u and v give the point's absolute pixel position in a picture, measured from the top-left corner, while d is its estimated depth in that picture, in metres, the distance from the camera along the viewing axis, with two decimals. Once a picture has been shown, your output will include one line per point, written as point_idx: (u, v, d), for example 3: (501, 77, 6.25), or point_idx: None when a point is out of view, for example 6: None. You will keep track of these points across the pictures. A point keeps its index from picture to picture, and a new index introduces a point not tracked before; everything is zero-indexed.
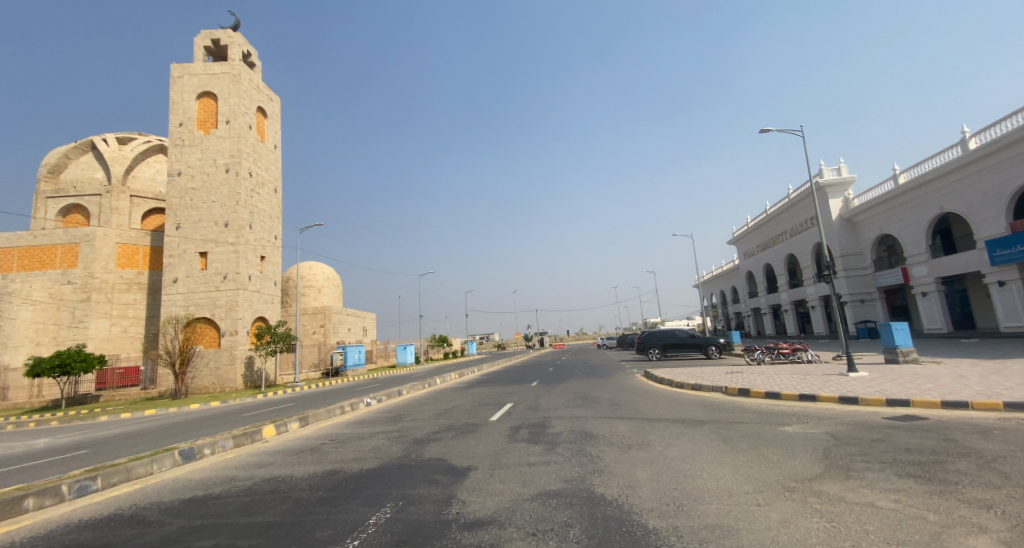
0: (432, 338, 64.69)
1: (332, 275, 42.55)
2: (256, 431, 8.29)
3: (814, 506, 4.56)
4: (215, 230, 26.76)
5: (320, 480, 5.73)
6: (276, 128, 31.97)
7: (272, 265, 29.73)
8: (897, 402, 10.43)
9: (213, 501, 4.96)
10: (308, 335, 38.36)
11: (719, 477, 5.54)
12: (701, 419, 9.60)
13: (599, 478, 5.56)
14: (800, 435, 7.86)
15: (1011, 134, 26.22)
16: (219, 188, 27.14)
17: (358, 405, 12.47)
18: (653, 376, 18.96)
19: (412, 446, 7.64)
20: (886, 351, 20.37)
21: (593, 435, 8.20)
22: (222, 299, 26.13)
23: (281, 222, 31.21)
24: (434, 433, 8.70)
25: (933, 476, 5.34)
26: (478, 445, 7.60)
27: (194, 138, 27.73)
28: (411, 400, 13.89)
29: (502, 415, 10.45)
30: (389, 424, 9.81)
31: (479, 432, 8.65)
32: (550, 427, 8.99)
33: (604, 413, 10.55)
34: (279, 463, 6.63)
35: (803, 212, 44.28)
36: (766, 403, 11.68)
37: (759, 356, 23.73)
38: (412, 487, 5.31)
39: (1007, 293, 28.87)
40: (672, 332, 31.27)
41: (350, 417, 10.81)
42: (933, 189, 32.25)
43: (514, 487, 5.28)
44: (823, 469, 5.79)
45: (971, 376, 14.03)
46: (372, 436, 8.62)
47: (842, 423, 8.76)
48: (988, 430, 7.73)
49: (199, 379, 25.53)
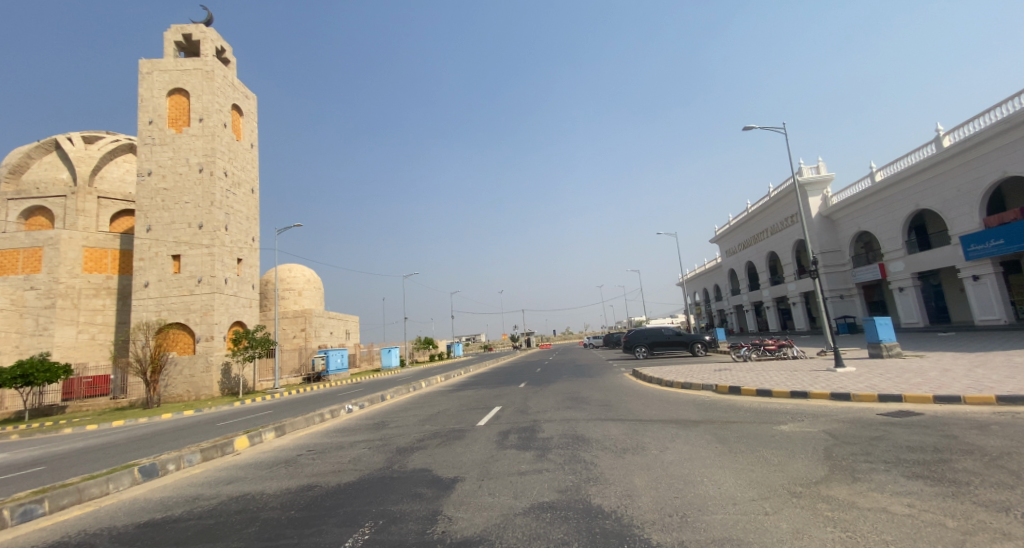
0: (417, 340, 63.98)
1: (312, 278, 41.73)
2: (227, 444, 7.79)
3: (826, 514, 4.26)
4: (188, 232, 25.96)
5: (294, 497, 5.29)
6: (252, 127, 31.15)
7: (249, 268, 28.92)
8: (889, 398, 10.29)
9: (171, 525, 4.52)
10: (288, 340, 37.51)
11: (721, 483, 5.24)
12: (694, 419, 9.34)
13: (595, 488, 5.21)
14: (797, 434, 7.63)
15: (985, 131, 26.63)
16: (192, 188, 26.31)
17: (338, 412, 11.99)
18: (641, 375, 18.77)
19: (395, 456, 7.23)
20: (871, 346, 20.44)
21: (586, 439, 7.88)
22: (197, 304, 25.32)
23: (258, 223, 30.39)
24: (418, 441, 8.31)
25: (944, 477, 5.08)
26: (465, 453, 7.23)
27: (165, 136, 26.85)
28: (394, 405, 13.45)
29: (489, 419, 10.09)
30: (370, 432, 9.35)
31: (466, 439, 8.25)
32: (540, 432, 8.65)
33: (595, 415, 10.26)
34: (250, 478, 6.16)
35: (783, 209, 44.71)
36: (757, 401, 11.48)
37: (745, 353, 23.67)
38: (393, 502, 4.92)
39: (981, 288, 29.33)
40: (658, 331, 31.21)
41: (330, 425, 10.36)
42: (909, 186, 32.68)
43: (504, 500, 4.91)
44: (828, 471, 5.53)
45: (957, 369, 14.02)
46: (353, 445, 8.16)
47: (838, 421, 8.53)
48: (986, 425, 7.57)
49: (173, 387, 24.69)
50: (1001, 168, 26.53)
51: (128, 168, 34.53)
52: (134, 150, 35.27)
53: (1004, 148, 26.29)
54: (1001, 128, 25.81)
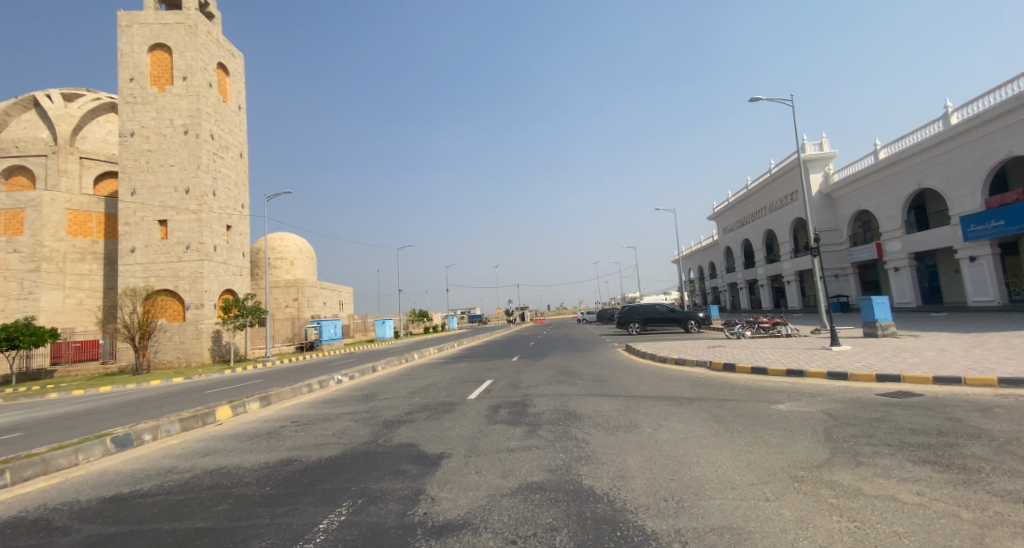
0: (412, 312, 63.89)
1: (305, 247, 41.24)
2: (207, 414, 7.53)
3: (831, 501, 4.04)
4: (175, 196, 25.34)
5: (272, 471, 5.05)
6: (239, 88, 30.18)
7: (239, 235, 28.42)
8: (887, 378, 10.11)
9: (137, 501, 4.26)
10: (280, 309, 37.16)
11: (719, 465, 5.01)
12: (690, 396, 9.13)
13: (587, 468, 4.98)
14: (795, 414, 7.41)
15: (994, 108, 26.07)
16: (178, 150, 25.60)
17: (327, 383, 11.75)
18: (635, 351, 18.67)
19: (382, 429, 6.99)
20: (866, 325, 20.33)
21: (579, 415, 7.64)
22: (185, 270, 24.92)
23: (247, 189, 29.71)
24: (407, 414, 8.08)
25: (951, 463, 4.88)
26: (454, 427, 7.00)
27: (147, 95, 25.92)
28: (385, 377, 13.25)
29: (480, 393, 9.86)
30: (358, 404, 9.11)
31: (455, 413, 8.01)
32: (532, 407, 8.42)
33: (588, 390, 10.05)
34: (228, 450, 5.91)
35: (783, 186, 44.17)
36: (752, 379, 11.30)
37: (739, 331, 23.57)
38: (375, 480, 4.68)
39: (977, 269, 29.18)
40: (653, 307, 31.08)
41: (319, 396, 10.14)
42: (912, 164, 32.22)
43: (491, 480, 4.67)
44: (830, 453, 5.31)
45: (953, 350, 13.92)
46: (339, 418, 7.91)
47: (836, 401, 8.33)
48: (989, 408, 7.38)
49: (163, 354, 24.47)
50: (1007, 148, 26.08)
51: (110, 128, 33.70)
52: (116, 109, 34.32)
53: (1011, 127, 25.78)
54: (1010, 106, 25.29)
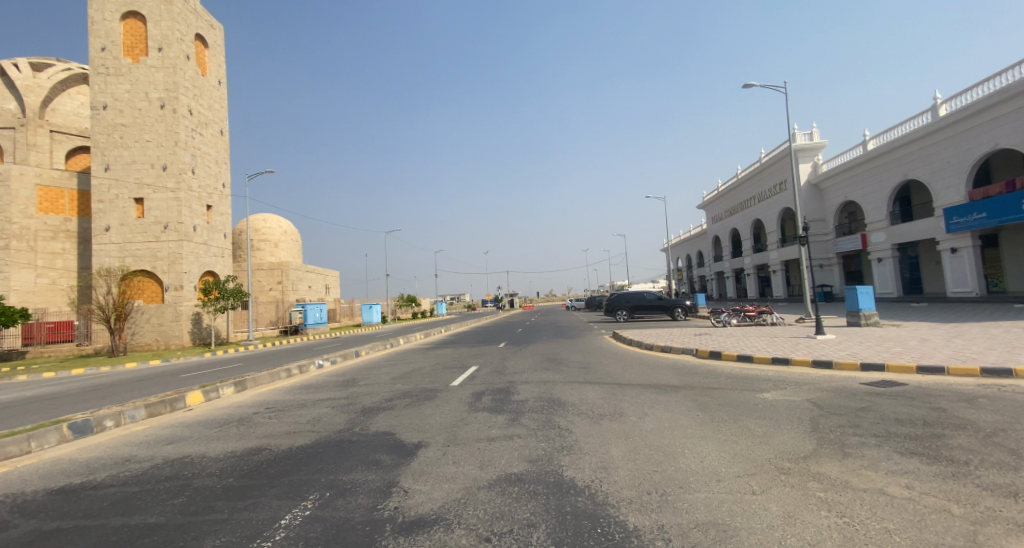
0: (399, 298, 63.49)
1: (290, 229, 40.57)
2: (176, 399, 7.25)
3: (818, 495, 3.91)
4: (151, 173, 24.65)
5: (239, 462, 4.82)
6: (219, 61, 29.26)
7: (219, 215, 27.81)
8: (871, 367, 10.06)
9: (86, 493, 4.01)
10: (264, 292, 36.58)
11: (705, 457, 4.86)
12: (676, 384, 9.01)
13: (569, 458, 4.81)
14: (781, 403, 7.30)
15: (983, 100, 26.09)
16: (154, 126, 24.84)
17: (307, 368, 11.49)
18: (622, 338, 18.60)
19: (359, 417, 6.76)
20: (850, 314, 20.44)
21: (563, 403, 7.47)
22: (164, 251, 24.35)
23: (228, 168, 28.99)
24: (387, 400, 7.87)
25: (939, 455, 4.78)
26: (434, 415, 6.79)
27: (121, 66, 25.01)
28: (368, 362, 13.02)
29: (464, 379, 9.67)
30: (337, 390, 8.87)
31: (436, 400, 7.81)
32: (516, 394, 8.23)
33: (573, 377, 9.89)
34: (194, 439, 5.66)
35: (773, 176, 44.21)
36: (738, 367, 11.23)
37: (725, 319, 23.63)
38: (345, 472, 4.48)
39: (958, 260, 29.46)
40: (641, 294, 31.04)
41: (298, 381, 9.88)
42: (900, 155, 32.31)
43: (468, 471, 4.48)
44: (817, 444, 5.19)
45: (935, 339, 14.00)
46: (316, 404, 7.67)
47: (821, 390, 8.24)
48: (973, 398, 7.30)
49: (140, 336, 24.00)
50: (993, 141, 26.20)
51: (82, 101, 32.84)
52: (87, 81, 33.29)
53: (997, 119, 25.87)
54: (998, 98, 25.31)
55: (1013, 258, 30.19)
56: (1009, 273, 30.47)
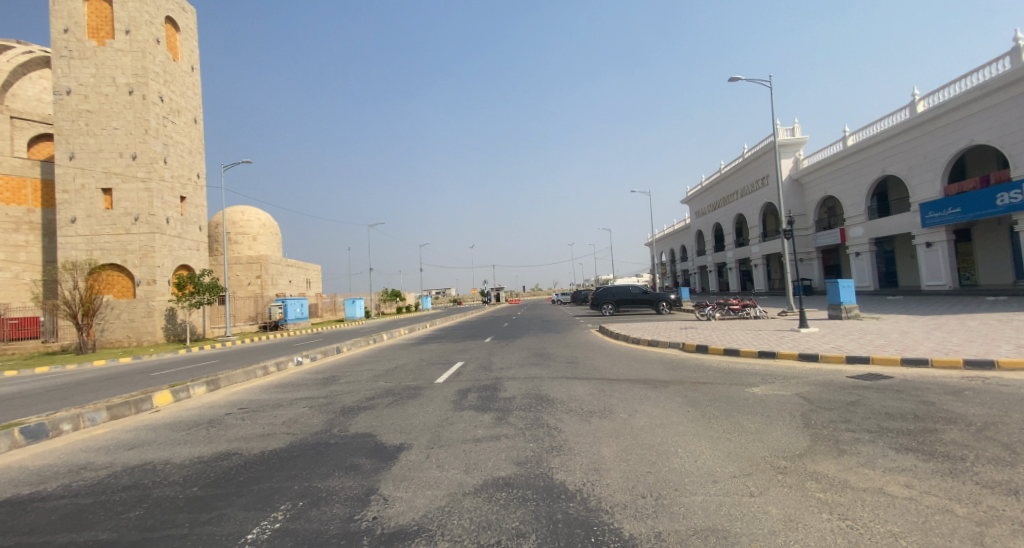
0: (384, 292, 62.76)
1: (269, 222, 39.73)
2: (142, 400, 7.10)
3: (818, 496, 3.76)
4: (119, 162, 23.84)
5: (207, 469, 4.58)
6: (191, 46, 28.36)
7: (194, 207, 27.06)
8: (856, 359, 10.00)
9: (34, 506, 3.75)
10: (242, 287, 35.74)
11: (699, 456, 4.71)
12: (664, 379, 8.87)
13: (558, 460, 4.63)
14: (770, 398, 7.18)
15: (960, 96, 26.46)
16: (122, 113, 24.01)
17: (285, 365, 11.16)
18: (608, 332, 18.51)
19: (338, 417, 6.51)
20: (831, 307, 20.60)
21: (551, 400, 7.27)
22: (135, 244, 23.59)
23: (202, 157, 28.18)
24: (368, 399, 7.61)
25: (935, 450, 4.68)
26: (418, 414, 6.55)
27: (86, 50, 24.04)
28: (349, 358, 12.69)
29: (449, 376, 9.40)
30: (316, 388, 8.58)
31: (420, 398, 7.55)
32: (502, 391, 8.01)
33: (561, 372, 9.70)
34: (158, 444, 5.39)
35: (755, 170, 44.58)
36: (724, 361, 11.16)
37: (709, 312, 23.70)
38: (321, 478, 4.25)
39: (932, 254, 29.96)
40: (626, 288, 31.05)
41: (274, 379, 9.58)
42: (879, 151, 32.72)
43: (453, 475, 4.26)
44: (811, 441, 5.07)
45: (915, 331, 14.12)
46: (292, 404, 7.42)
47: (809, 383, 8.16)
48: (959, 390, 7.23)
49: (110, 332, 23.23)
50: (968, 136, 26.63)
51: (44, 86, 31.95)
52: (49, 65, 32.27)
53: (974, 116, 26.27)
54: (975, 94, 25.69)
55: (985, 252, 30.84)
56: (981, 266, 31.14)
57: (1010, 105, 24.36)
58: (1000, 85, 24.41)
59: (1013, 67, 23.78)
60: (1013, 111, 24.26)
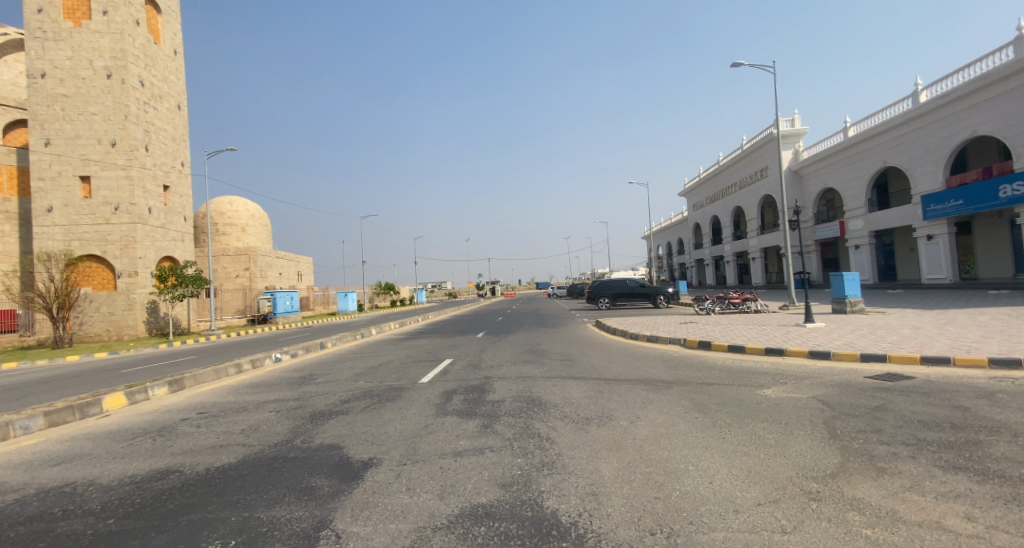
0: (378, 286, 61.87)
1: (258, 213, 38.92)
2: (89, 404, 6.46)
3: (863, 533, 3.10)
4: (98, 149, 23.03)
5: (135, 495, 3.91)
6: (174, 29, 27.47)
7: (177, 196, 26.29)
8: (871, 358, 9.29)
9: None
10: (230, 279, 34.91)
11: (715, 477, 4.04)
12: (667, 380, 8.19)
13: (550, 481, 3.97)
14: (786, 403, 6.49)
15: (964, 86, 25.75)
16: (100, 97, 23.15)
17: (261, 361, 10.48)
18: (604, 326, 17.90)
19: (304, 424, 5.86)
20: (835, 301, 19.95)
21: (544, 404, 6.60)
22: (115, 234, 22.84)
23: (186, 145, 27.34)
24: (342, 402, 6.91)
25: (988, 470, 4.00)
26: (394, 421, 5.89)
27: (60, 31, 23.08)
28: (331, 355, 11.99)
29: (435, 376, 8.70)
30: (288, 389, 7.90)
31: (400, 402, 6.87)
32: (491, 393, 7.32)
33: (554, 371, 9.03)
34: (90, 459, 4.76)
35: (755, 162, 43.80)
36: (730, 358, 10.46)
37: (709, 306, 23.09)
38: (267, 505, 3.59)
39: (933, 247, 29.32)
40: (622, 282, 30.46)
41: (248, 378, 8.90)
42: (880, 142, 32.04)
43: (425, 502, 3.60)
44: (842, 457, 4.42)
45: (926, 326, 13.50)
46: (259, 408, 6.76)
47: (825, 384, 7.48)
48: (992, 394, 6.55)
49: (89, 326, 22.42)
50: (971, 127, 25.98)
51: (20, 70, 30.91)
52: (24, 48, 31.42)
53: (977, 106, 25.62)
54: (980, 84, 24.98)
55: (985, 244, 30.29)
56: (981, 259, 30.57)
57: (1014, 95, 23.69)
58: (1004, 75, 23.73)
59: (1017, 56, 23.10)
60: (1017, 101, 23.59)
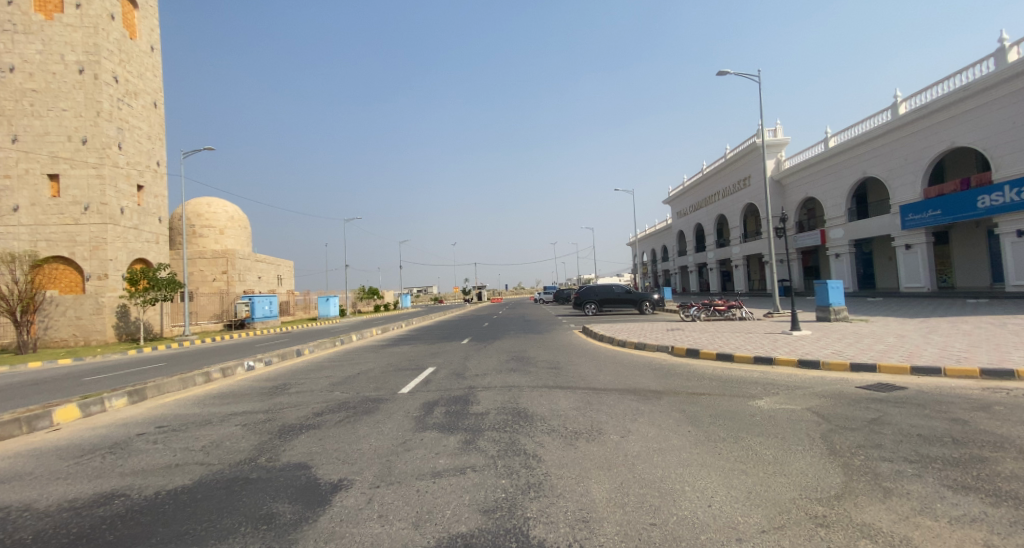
0: (361, 290, 61.01)
1: (237, 216, 38.09)
2: (37, 417, 6.00)
3: None
4: (68, 147, 22.23)
5: (72, 524, 3.49)
6: (151, 25, 26.76)
7: (151, 197, 25.51)
8: (861, 367, 9.13)
9: None
10: (207, 283, 34.00)
11: (713, 500, 3.76)
12: (656, 390, 7.91)
13: (537, 506, 3.65)
14: (780, 415, 6.24)
15: (942, 98, 26.18)
16: (71, 93, 22.38)
17: (233, 370, 10.00)
18: (591, 333, 17.65)
19: (272, 440, 5.46)
20: (819, 309, 20.00)
21: (530, 417, 6.27)
22: (84, 235, 22.05)
23: (161, 144, 26.60)
24: (314, 415, 6.52)
25: (998, 490, 3.78)
26: (369, 437, 5.52)
27: (31, 23, 22.24)
28: (308, 362, 11.54)
29: (415, 385, 8.33)
30: (258, 401, 7.48)
31: (377, 415, 6.50)
32: (474, 405, 6.96)
33: (540, 380, 8.72)
34: (29, 480, 4.31)
35: (738, 170, 44.17)
36: (719, 367, 10.25)
37: (694, 313, 23.03)
38: (221, 537, 3.21)
39: (911, 256, 29.71)
40: (609, 288, 30.35)
41: (216, 388, 8.46)
42: (861, 152, 32.45)
43: (398, 533, 3.25)
44: (846, 476, 4.16)
45: (911, 334, 13.50)
46: (224, 421, 6.33)
47: (817, 395, 7.28)
48: (986, 406, 6.39)
49: (54, 331, 21.51)
50: (949, 139, 26.41)
51: None
52: None
53: (954, 118, 26.05)
54: (958, 96, 25.40)
55: (961, 254, 30.83)
56: (957, 268, 31.10)
57: (992, 107, 24.12)
58: (982, 87, 24.17)
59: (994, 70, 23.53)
60: (995, 113, 24.02)
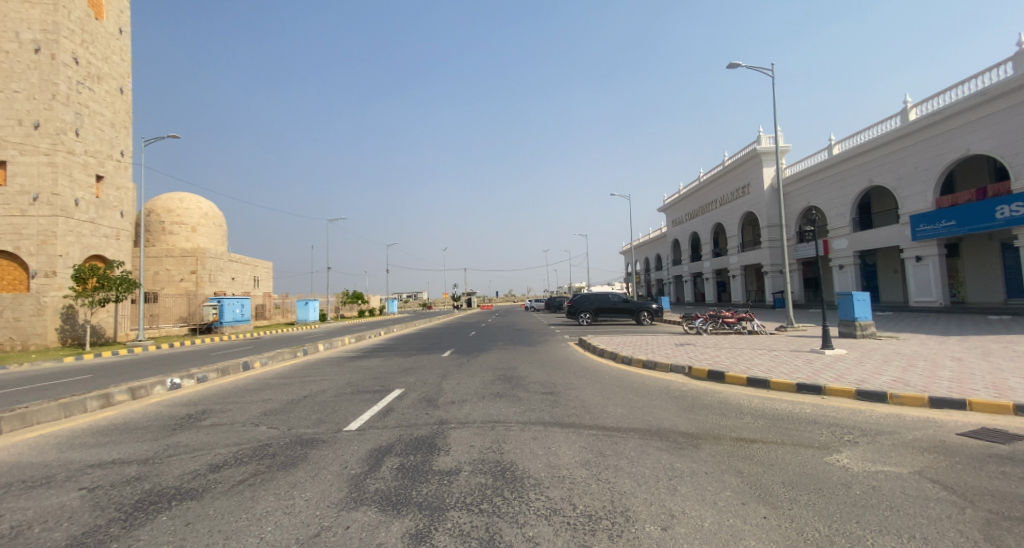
0: (343, 295, 58.71)
1: (212, 212, 36.06)
2: None
3: None
4: (18, 131, 20.23)
5: None
6: (120, 6, 24.76)
7: (112, 189, 23.52)
8: (945, 403, 7.17)
9: None
10: (174, 283, 31.84)
11: None
12: (687, 433, 5.93)
13: None
14: (891, 485, 4.24)
15: (960, 102, 24.43)
16: (25, 73, 20.39)
17: (148, 391, 7.95)
18: (589, 346, 15.68)
19: (109, 528, 3.42)
20: (843, 324, 18.08)
21: (521, 481, 4.24)
22: (31, 228, 20.10)
23: (127, 132, 24.61)
24: (207, 472, 4.48)
25: None
26: (267, 522, 3.51)
27: None
28: (251, 379, 9.50)
29: (369, 418, 6.31)
30: (149, 441, 5.46)
31: (297, 472, 4.46)
32: (441, 455, 4.91)
33: (533, 413, 6.68)
34: None
35: (738, 178, 42.43)
36: (757, 397, 8.24)
37: (700, 325, 21.13)
38: None
39: (922, 269, 27.85)
40: (605, 296, 28.41)
41: (109, 418, 6.44)
42: (868, 160, 30.70)
43: None
44: None
45: (959, 357, 11.64)
46: (71, 480, 4.33)
47: (918, 449, 5.28)
48: None
49: None
50: (964, 146, 24.72)
51: None
52: None
53: (970, 125, 24.38)
54: (976, 101, 23.71)
55: (975, 268, 29.06)
56: (969, 283, 29.38)
57: (1010, 114, 22.47)
58: (1001, 92, 22.51)
59: (1016, 72, 21.85)
60: (1015, 119, 22.34)
